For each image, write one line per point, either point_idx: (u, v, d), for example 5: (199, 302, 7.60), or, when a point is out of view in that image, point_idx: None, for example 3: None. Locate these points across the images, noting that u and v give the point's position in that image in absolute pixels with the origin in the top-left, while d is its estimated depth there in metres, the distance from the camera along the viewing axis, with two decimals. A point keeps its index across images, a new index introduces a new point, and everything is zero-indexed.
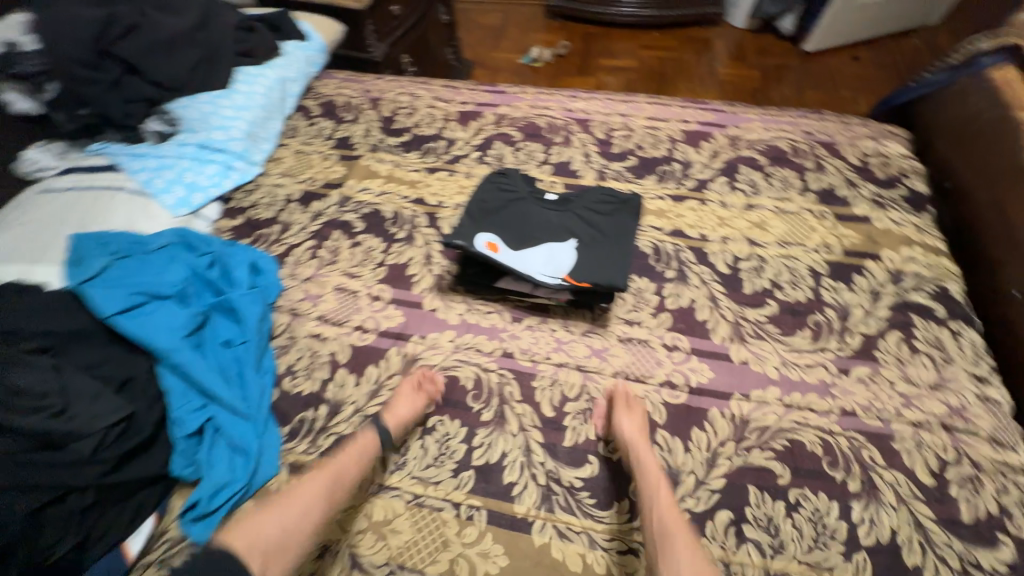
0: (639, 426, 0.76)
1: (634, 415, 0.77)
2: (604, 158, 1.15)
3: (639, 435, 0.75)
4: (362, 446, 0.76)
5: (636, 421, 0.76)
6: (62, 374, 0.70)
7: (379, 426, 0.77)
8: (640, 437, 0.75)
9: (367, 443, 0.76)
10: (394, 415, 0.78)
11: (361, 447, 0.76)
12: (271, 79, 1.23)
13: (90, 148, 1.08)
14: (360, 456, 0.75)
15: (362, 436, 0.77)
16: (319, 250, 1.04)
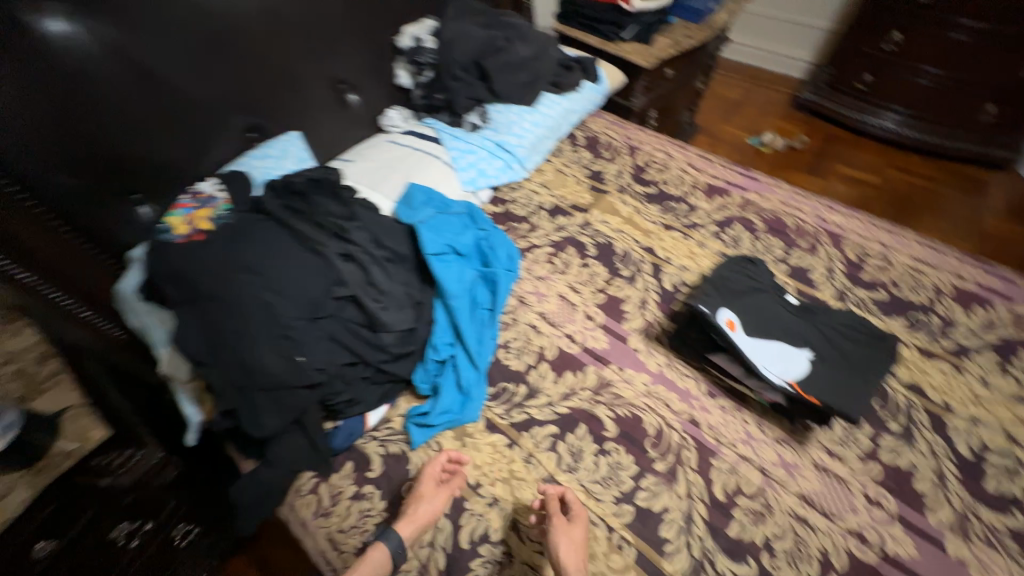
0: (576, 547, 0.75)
1: (572, 538, 0.75)
2: (850, 281, 1.11)
3: (572, 557, 0.74)
4: (377, 557, 0.75)
5: (571, 538, 0.75)
6: (392, 281, 0.91)
7: (395, 536, 0.76)
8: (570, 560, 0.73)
9: (385, 550, 0.76)
10: (409, 523, 0.78)
11: (379, 557, 0.75)
12: (563, 108, 1.46)
13: (425, 120, 1.41)
14: (379, 561, 0.75)
15: (376, 548, 0.76)
16: (555, 258, 1.20)
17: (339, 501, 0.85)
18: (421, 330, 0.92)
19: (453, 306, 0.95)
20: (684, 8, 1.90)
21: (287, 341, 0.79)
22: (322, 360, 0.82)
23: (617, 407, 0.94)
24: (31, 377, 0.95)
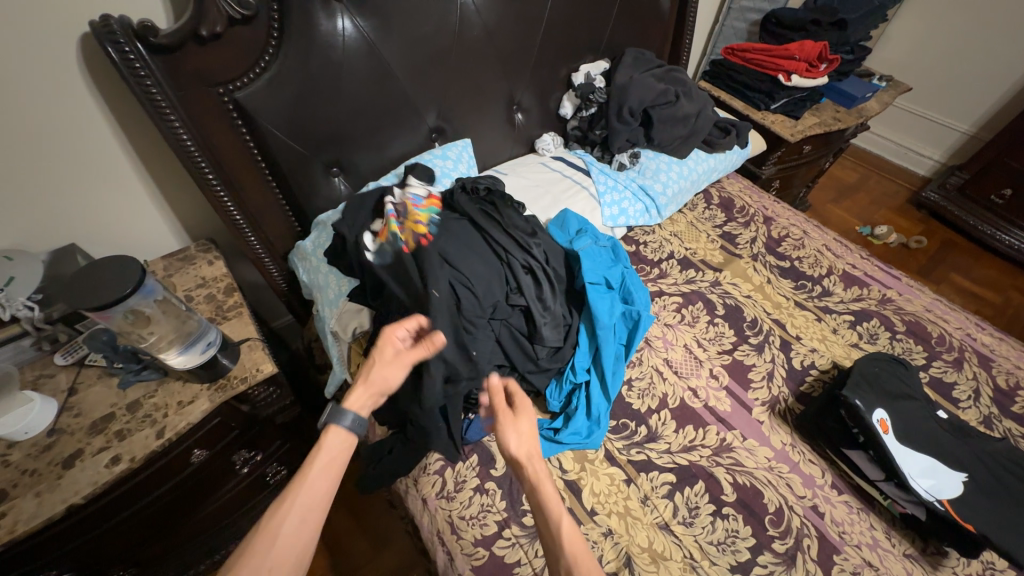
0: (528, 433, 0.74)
1: (519, 429, 0.74)
2: (999, 409, 1.06)
3: (524, 444, 0.73)
4: (340, 440, 0.71)
5: (523, 430, 0.75)
6: (554, 300, 0.97)
7: (350, 414, 0.71)
8: (528, 452, 0.72)
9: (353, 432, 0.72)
10: (362, 400, 0.74)
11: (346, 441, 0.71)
12: (708, 166, 1.50)
13: (576, 151, 1.50)
14: (344, 441, 0.71)
15: (330, 432, 0.71)
16: (683, 309, 1.22)
17: (463, 488, 0.90)
18: (565, 350, 0.97)
19: (599, 336, 0.99)
20: (837, 91, 1.88)
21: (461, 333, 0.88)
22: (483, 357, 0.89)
23: (737, 474, 0.94)
24: (219, 304, 1.08)
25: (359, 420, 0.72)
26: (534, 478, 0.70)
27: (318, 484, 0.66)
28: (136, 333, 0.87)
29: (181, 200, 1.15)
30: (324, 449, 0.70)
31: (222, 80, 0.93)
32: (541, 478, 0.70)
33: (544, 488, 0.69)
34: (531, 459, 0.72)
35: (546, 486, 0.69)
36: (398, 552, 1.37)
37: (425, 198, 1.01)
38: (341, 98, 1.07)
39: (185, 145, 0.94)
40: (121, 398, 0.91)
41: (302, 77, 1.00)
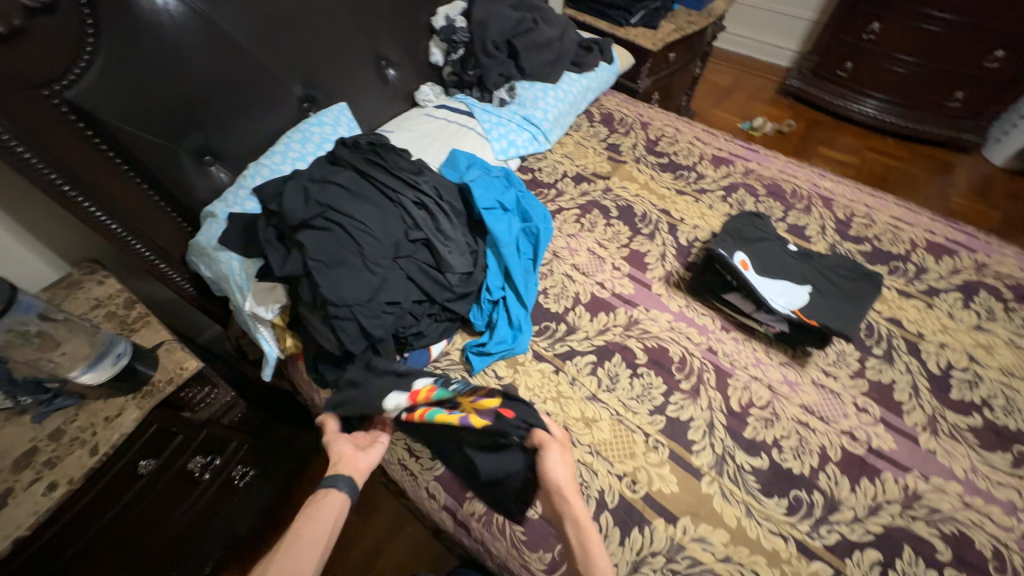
0: (570, 475, 0.82)
1: (566, 462, 0.83)
2: (840, 236, 1.28)
3: (569, 487, 0.81)
4: (334, 502, 0.82)
5: (567, 470, 0.83)
6: (455, 231, 1.05)
7: (346, 482, 0.84)
8: (569, 490, 0.81)
9: (342, 495, 0.83)
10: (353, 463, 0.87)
11: (333, 504, 0.81)
12: (582, 87, 1.60)
13: (457, 96, 1.54)
14: (336, 507, 0.82)
15: (320, 489, 0.83)
16: (582, 219, 1.35)
17: None
18: (478, 274, 1.06)
19: (505, 254, 1.09)
20: None
21: (372, 277, 0.93)
22: (399, 296, 0.95)
23: (646, 340, 1.09)
24: (123, 319, 1.04)
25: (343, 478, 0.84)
26: (576, 519, 0.79)
27: (316, 532, 0.78)
28: (41, 358, 0.87)
29: (48, 228, 1.08)
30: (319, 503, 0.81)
31: (44, 79, 0.86)
32: (581, 518, 0.79)
33: (586, 527, 0.78)
34: (574, 501, 0.80)
35: (590, 530, 0.78)
36: (386, 508, 1.45)
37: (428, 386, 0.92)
38: (191, 80, 1.03)
39: (23, 157, 0.87)
40: (40, 430, 0.88)
41: (138, 64, 0.95)
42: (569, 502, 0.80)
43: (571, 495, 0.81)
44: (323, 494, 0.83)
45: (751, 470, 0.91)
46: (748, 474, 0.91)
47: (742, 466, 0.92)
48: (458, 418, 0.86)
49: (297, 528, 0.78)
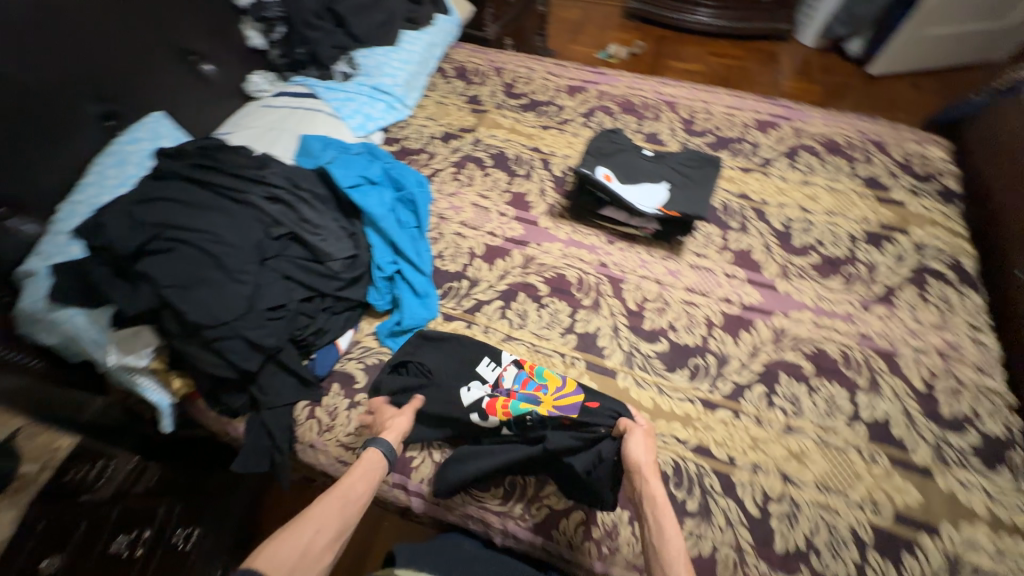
0: (653, 458, 0.82)
1: (648, 445, 0.83)
2: (688, 134, 1.41)
3: (651, 468, 0.80)
4: (374, 461, 0.83)
5: (650, 453, 0.82)
6: (324, 218, 1.01)
7: (386, 441, 0.85)
8: (649, 473, 0.80)
9: (382, 456, 0.84)
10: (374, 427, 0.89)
11: (375, 463, 0.83)
12: (425, 43, 1.56)
13: (294, 79, 1.43)
14: (377, 463, 0.83)
15: (367, 452, 0.84)
16: (460, 175, 1.34)
17: (338, 414, 0.95)
18: (362, 255, 1.03)
19: (384, 227, 1.07)
20: None
21: (244, 287, 0.86)
22: (281, 298, 0.90)
23: (544, 272, 1.15)
24: None
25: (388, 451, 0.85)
26: (654, 501, 0.77)
27: (360, 488, 0.79)
28: None
29: None
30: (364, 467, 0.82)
31: None
32: (660, 502, 0.77)
33: (662, 507, 0.76)
34: (653, 481, 0.79)
35: (665, 511, 0.76)
36: None
37: (518, 385, 0.93)
38: None
39: None
40: None
41: None
42: (648, 482, 0.79)
43: (651, 473, 0.80)
44: (368, 457, 0.83)
45: (655, 355, 1.02)
46: (654, 359, 1.02)
47: (648, 354, 1.02)
48: (546, 410, 0.87)
49: (339, 487, 0.78)
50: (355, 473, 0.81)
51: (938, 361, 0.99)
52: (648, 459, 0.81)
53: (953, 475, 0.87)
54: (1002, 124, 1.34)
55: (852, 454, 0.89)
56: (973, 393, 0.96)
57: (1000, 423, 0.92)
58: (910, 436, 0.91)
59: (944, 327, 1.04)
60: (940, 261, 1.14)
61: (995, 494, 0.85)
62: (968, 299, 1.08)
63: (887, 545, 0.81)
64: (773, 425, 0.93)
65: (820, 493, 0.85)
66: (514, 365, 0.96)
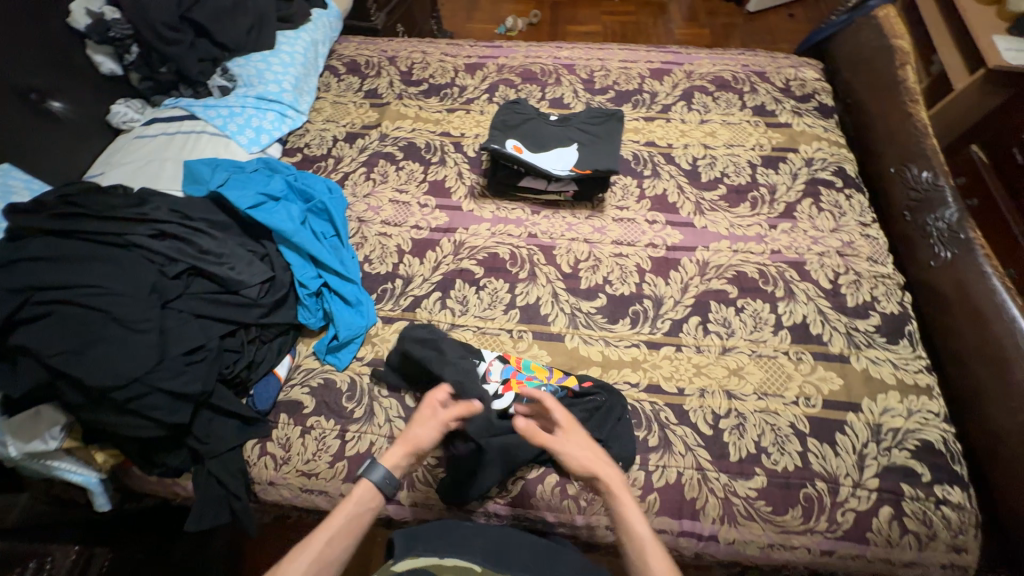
0: (594, 446, 0.81)
1: (580, 435, 0.82)
2: (589, 93, 1.44)
3: (595, 458, 0.79)
4: (365, 496, 0.76)
5: (587, 441, 0.82)
6: (227, 245, 0.94)
7: (380, 470, 0.78)
8: (596, 464, 0.79)
9: (375, 489, 0.77)
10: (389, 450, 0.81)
11: (365, 498, 0.76)
12: (306, 42, 1.46)
13: (166, 103, 1.31)
14: (368, 496, 0.76)
15: (361, 479, 0.78)
16: (372, 174, 1.29)
17: (293, 444, 0.91)
18: (281, 275, 0.98)
19: (299, 242, 1.01)
20: None
21: (150, 336, 0.80)
22: (197, 339, 0.84)
23: (477, 254, 1.14)
24: None
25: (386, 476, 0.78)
26: (610, 488, 0.77)
27: (347, 527, 0.73)
28: None
29: None
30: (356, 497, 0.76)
31: None
32: (618, 488, 0.77)
33: (617, 491, 0.76)
34: (603, 471, 0.78)
35: (620, 494, 0.76)
36: None
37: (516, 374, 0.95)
38: None
39: None
40: None
41: None
42: (597, 470, 0.78)
43: (598, 460, 0.79)
44: (360, 492, 0.76)
45: (597, 311, 1.06)
46: (596, 315, 1.05)
47: (589, 312, 1.06)
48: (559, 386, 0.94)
49: (326, 525, 0.72)
50: (345, 510, 0.75)
51: (838, 261, 1.10)
52: (585, 450, 0.80)
53: (865, 356, 0.97)
54: (858, 39, 1.50)
55: (781, 359, 0.98)
56: (871, 282, 1.07)
57: (895, 303, 1.05)
58: (826, 332, 1.01)
59: (838, 230, 1.15)
60: (827, 171, 1.25)
61: (899, 363, 0.97)
62: (855, 200, 1.20)
63: (822, 430, 0.90)
64: (711, 350, 1.00)
65: (761, 400, 0.94)
66: (499, 360, 0.97)
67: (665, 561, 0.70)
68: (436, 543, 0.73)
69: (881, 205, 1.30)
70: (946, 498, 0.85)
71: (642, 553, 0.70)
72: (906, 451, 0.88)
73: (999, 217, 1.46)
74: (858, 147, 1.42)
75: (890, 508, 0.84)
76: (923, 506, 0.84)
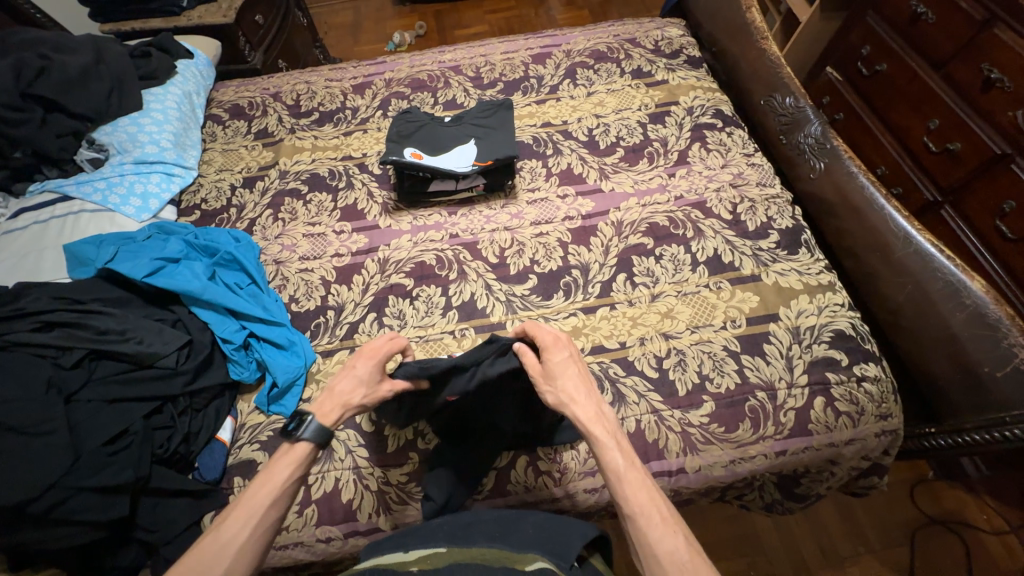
0: (580, 382, 0.79)
1: (571, 377, 0.79)
2: (480, 89, 1.47)
3: (580, 398, 0.76)
4: (299, 452, 0.71)
5: (573, 376, 0.79)
6: (130, 320, 0.89)
7: (312, 424, 0.72)
8: (578, 403, 0.76)
9: (310, 441, 0.72)
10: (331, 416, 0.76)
11: (298, 452, 0.71)
12: (177, 95, 1.39)
13: (32, 189, 1.21)
14: (302, 450, 0.71)
15: (302, 440, 0.72)
16: (280, 214, 1.25)
17: None
18: (199, 336, 0.93)
19: (211, 297, 0.96)
20: None
21: (58, 435, 0.74)
22: (117, 425, 0.79)
23: (403, 267, 1.14)
24: None
25: (329, 435, 0.74)
26: (589, 431, 0.73)
27: (282, 486, 0.69)
28: None
29: None
30: (298, 458, 0.71)
31: None
32: (595, 426, 0.73)
33: (596, 428, 0.73)
34: (585, 411, 0.74)
35: (596, 432, 0.73)
36: None
37: None
38: None
39: None
40: None
41: None
42: (573, 407, 0.75)
43: (577, 397, 0.76)
44: (295, 450, 0.72)
45: (531, 292, 1.09)
46: (531, 295, 1.08)
47: (524, 294, 1.09)
48: None
49: (259, 485, 0.68)
50: (282, 469, 0.70)
51: (733, 192, 1.20)
52: (573, 391, 0.77)
53: (773, 271, 1.07)
54: None
55: (704, 292, 1.05)
56: (764, 204, 1.18)
57: (788, 218, 1.15)
58: (736, 258, 1.09)
59: (728, 165, 1.25)
60: (707, 115, 1.36)
61: (803, 269, 1.07)
62: (736, 135, 1.31)
63: (751, 345, 0.98)
64: (642, 300, 1.06)
65: (694, 333, 1.00)
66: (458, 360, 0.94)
67: (644, 493, 0.67)
68: (405, 540, 0.73)
69: (762, 135, 1.42)
70: (865, 374, 0.95)
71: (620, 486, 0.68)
72: (824, 344, 0.98)
73: (863, 123, 1.64)
74: (732, 88, 1.55)
75: (822, 397, 0.93)
76: (848, 388, 0.94)
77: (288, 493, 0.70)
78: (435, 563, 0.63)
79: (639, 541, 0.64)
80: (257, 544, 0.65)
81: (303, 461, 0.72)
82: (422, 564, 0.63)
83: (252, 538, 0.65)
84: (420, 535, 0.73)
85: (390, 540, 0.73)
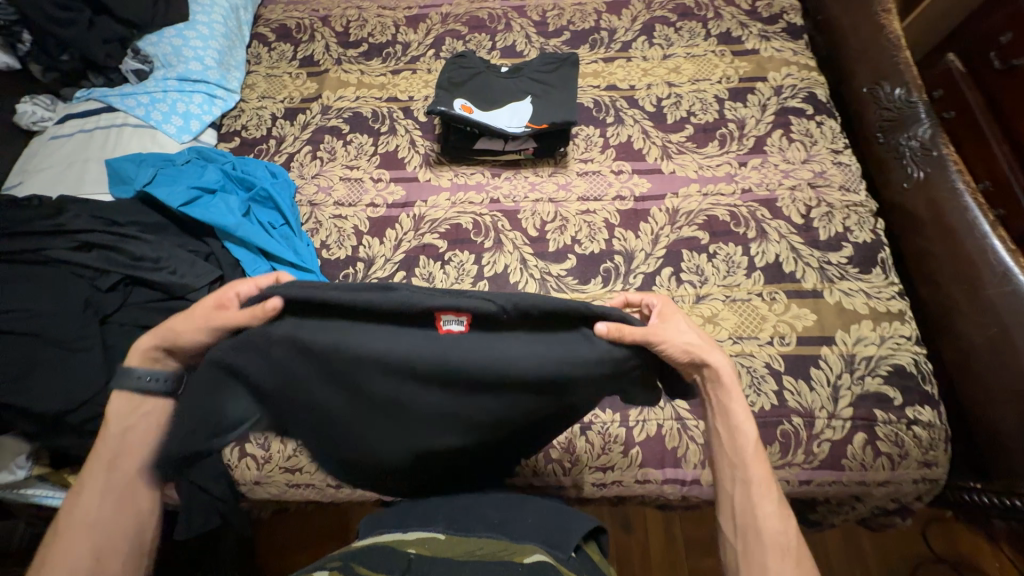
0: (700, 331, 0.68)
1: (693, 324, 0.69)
2: (543, 37, 1.33)
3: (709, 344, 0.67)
4: (127, 404, 0.65)
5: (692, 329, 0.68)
6: (163, 247, 0.88)
7: (140, 373, 0.64)
8: (706, 351, 0.66)
9: (133, 395, 0.65)
10: (159, 362, 0.66)
11: (132, 406, 0.65)
12: (224, 9, 1.31)
13: (78, 95, 1.18)
14: (140, 405, 0.65)
15: (123, 394, 0.65)
16: (318, 152, 1.21)
17: (271, 443, 0.91)
18: (230, 273, 0.92)
19: (244, 235, 0.94)
20: None
21: (92, 353, 0.76)
22: None
23: (438, 227, 1.09)
24: None
25: (166, 380, 0.66)
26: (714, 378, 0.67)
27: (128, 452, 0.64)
28: None
29: None
30: (123, 418, 0.64)
31: None
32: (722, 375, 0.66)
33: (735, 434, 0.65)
34: (714, 355, 0.66)
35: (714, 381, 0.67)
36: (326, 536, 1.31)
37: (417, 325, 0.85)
38: None
39: None
40: None
41: None
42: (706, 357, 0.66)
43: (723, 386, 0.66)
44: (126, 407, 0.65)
45: (568, 274, 1.03)
46: (567, 278, 1.02)
47: (560, 275, 1.03)
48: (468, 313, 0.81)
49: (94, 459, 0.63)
50: (118, 429, 0.65)
51: (810, 193, 1.07)
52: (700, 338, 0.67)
53: (838, 290, 0.96)
54: None
55: (755, 302, 0.97)
56: (842, 212, 1.05)
57: (868, 231, 1.03)
58: (798, 269, 0.99)
59: (811, 160, 1.11)
60: (797, 98, 1.19)
61: (871, 292, 0.97)
62: (826, 126, 1.15)
63: (796, 367, 0.91)
64: (685, 300, 0.98)
65: (736, 344, 0.93)
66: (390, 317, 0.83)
67: (758, 455, 0.64)
68: (404, 519, 0.72)
69: (854, 128, 1.24)
70: (917, 418, 0.87)
71: (735, 439, 0.65)
72: (878, 378, 0.89)
73: None
74: (830, 68, 1.34)
75: (864, 435, 0.86)
76: (896, 429, 0.86)
77: (143, 452, 0.65)
78: (432, 547, 0.63)
79: (736, 496, 0.63)
80: (115, 510, 0.61)
81: (136, 418, 0.65)
82: (420, 547, 0.63)
83: (107, 515, 0.61)
84: (419, 516, 0.73)
85: (391, 515, 0.74)
